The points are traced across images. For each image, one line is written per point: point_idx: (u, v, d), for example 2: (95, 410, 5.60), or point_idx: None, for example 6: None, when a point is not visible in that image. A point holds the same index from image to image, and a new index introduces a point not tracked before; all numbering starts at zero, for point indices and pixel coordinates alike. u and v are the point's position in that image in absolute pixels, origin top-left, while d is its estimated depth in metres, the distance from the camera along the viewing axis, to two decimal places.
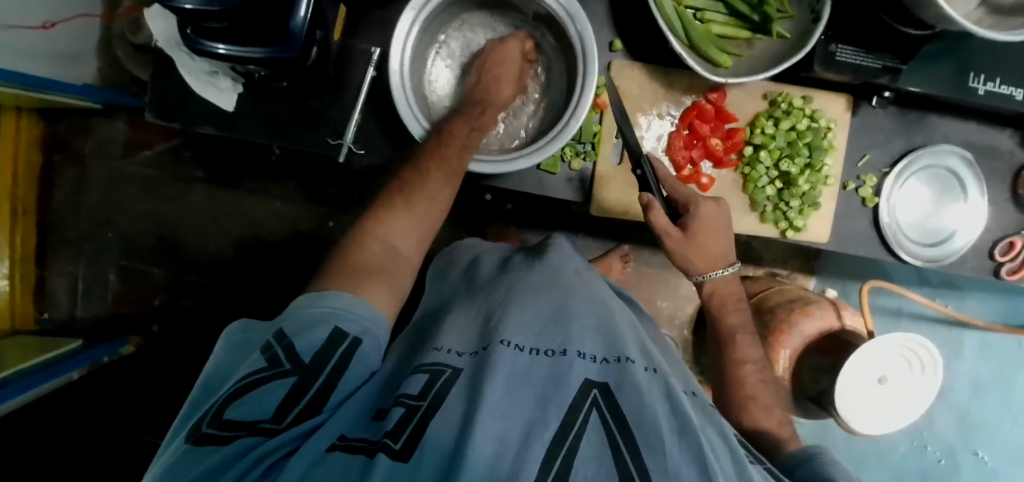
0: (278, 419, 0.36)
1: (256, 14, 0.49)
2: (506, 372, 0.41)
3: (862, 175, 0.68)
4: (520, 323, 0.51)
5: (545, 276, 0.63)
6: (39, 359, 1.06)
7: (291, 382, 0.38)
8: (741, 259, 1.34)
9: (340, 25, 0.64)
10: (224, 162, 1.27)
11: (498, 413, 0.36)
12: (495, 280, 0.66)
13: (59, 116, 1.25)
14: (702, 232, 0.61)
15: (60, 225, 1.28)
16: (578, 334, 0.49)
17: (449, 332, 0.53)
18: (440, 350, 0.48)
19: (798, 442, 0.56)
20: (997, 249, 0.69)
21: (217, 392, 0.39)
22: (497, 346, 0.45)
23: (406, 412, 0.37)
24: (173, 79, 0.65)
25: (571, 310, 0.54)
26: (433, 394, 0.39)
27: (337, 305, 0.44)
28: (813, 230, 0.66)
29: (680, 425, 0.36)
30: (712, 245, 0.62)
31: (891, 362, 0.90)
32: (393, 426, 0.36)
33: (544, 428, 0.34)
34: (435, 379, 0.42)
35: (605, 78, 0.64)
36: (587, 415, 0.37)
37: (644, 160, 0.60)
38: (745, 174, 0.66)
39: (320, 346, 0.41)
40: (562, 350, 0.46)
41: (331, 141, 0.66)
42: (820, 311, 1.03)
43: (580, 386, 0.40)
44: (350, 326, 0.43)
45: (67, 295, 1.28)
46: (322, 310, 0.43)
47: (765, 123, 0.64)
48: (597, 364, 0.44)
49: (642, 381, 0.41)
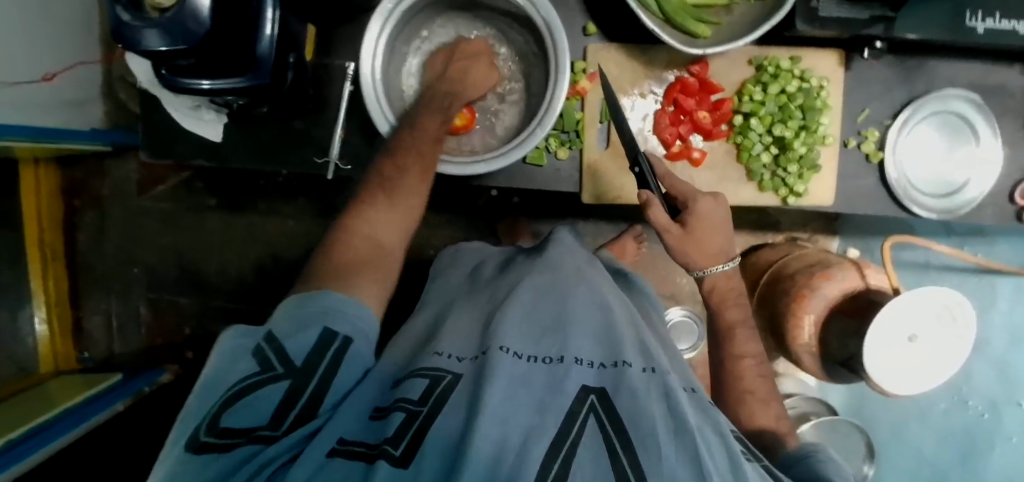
0: (275, 425, 0.37)
1: (226, 47, 0.50)
2: (504, 376, 0.40)
3: (863, 130, 0.65)
4: (518, 329, 0.50)
5: (545, 277, 0.62)
6: (79, 397, 1.10)
7: (286, 386, 0.39)
8: (758, 227, 1.31)
9: (312, 46, 0.64)
10: (234, 188, 1.30)
11: (498, 418, 0.35)
12: (495, 283, 0.66)
13: (74, 161, 1.30)
14: (703, 225, 0.60)
15: (90, 266, 1.33)
16: (576, 338, 0.48)
17: (449, 336, 0.53)
18: (439, 356, 0.48)
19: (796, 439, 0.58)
20: (1016, 192, 0.66)
21: (211, 394, 0.39)
22: (496, 352, 0.44)
23: (406, 416, 0.37)
24: (160, 116, 0.67)
25: (570, 312, 0.53)
26: (433, 398, 0.39)
27: (333, 305, 0.45)
28: (815, 194, 0.64)
29: (677, 426, 0.36)
30: (715, 235, 0.61)
31: (923, 321, 0.86)
32: (393, 431, 0.36)
33: (541, 437, 0.34)
34: (437, 383, 0.42)
35: (581, 63, 0.63)
36: (584, 421, 0.37)
37: (643, 156, 0.57)
38: (738, 144, 0.64)
39: (312, 348, 0.41)
40: (560, 357, 0.45)
41: (317, 160, 0.67)
42: (841, 273, 0.98)
43: (576, 392, 0.40)
44: (340, 327, 0.44)
45: (104, 332, 1.34)
46: (311, 312, 0.44)
47: (753, 89, 0.62)
48: (594, 369, 0.44)
49: (638, 382, 0.40)
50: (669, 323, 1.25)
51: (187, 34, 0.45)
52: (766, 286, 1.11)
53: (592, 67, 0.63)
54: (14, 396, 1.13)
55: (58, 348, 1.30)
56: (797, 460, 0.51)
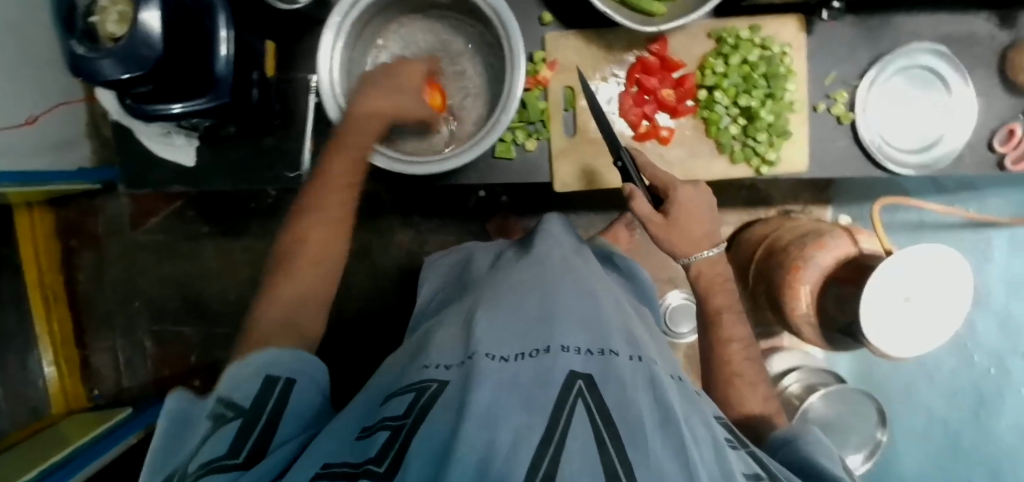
0: (234, 454, 0.37)
1: (180, 70, 0.51)
2: (490, 377, 0.40)
3: (831, 93, 0.65)
4: (502, 331, 0.49)
5: (532, 273, 0.62)
6: (92, 434, 1.12)
7: (238, 425, 0.40)
8: (750, 202, 1.31)
9: (272, 61, 0.64)
10: (226, 213, 1.31)
11: (484, 421, 0.35)
12: (483, 281, 0.66)
13: (67, 202, 1.31)
14: (686, 213, 0.59)
15: (91, 304, 1.34)
16: (563, 328, 0.49)
17: (437, 345, 0.54)
18: (428, 368, 0.49)
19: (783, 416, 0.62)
20: (996, 139, 0.66)
21: (168, 461, 0.39)
22: (480, 357, 0.44)
23: (390, 433, 0.38)
24: (133, 148, 0.68)
25: (557, 305, 0.53)
26: (416, 412, 0.40)
27: (266, 360, 0.46)
28: (788, 160, 0.63)
29: (663, 419, 0.39)
30: (701, 222, 0.61)
31: (920, 279, 0.85)
32: (376, 451, 0.37)
33: (532, 432, 0.34)
34: (421, 395, 0.43)
35: (540, 53, 0.63)
36: (574, 405, 0.37)
37: (622, 150, 0.58)
38: (705, 118, 0.64)
39: (256, 395, 0.43)
40: (546, 347, 0.46)
41: (289, 175, 0.68)
42: (834, 240, 0.96)
43: (565, 379, 0.41)
44: (280, 370, 0.46)
45: (112, 369, 1.34)
46: (249, 366, 0.45)
47: (714, 62, 0.62)
48: (582, 355, 0.45)
49: (626, 373, 0.43)
50: (669, 307, 1.25)
51: (139, 61, 0.46)
52: (760, 261, 1.11)
53: (552, 56, 0.63)
54: (27, 440, 1.15)
55: (67, 389, 1.31)
56: (784, 443, 0.55)
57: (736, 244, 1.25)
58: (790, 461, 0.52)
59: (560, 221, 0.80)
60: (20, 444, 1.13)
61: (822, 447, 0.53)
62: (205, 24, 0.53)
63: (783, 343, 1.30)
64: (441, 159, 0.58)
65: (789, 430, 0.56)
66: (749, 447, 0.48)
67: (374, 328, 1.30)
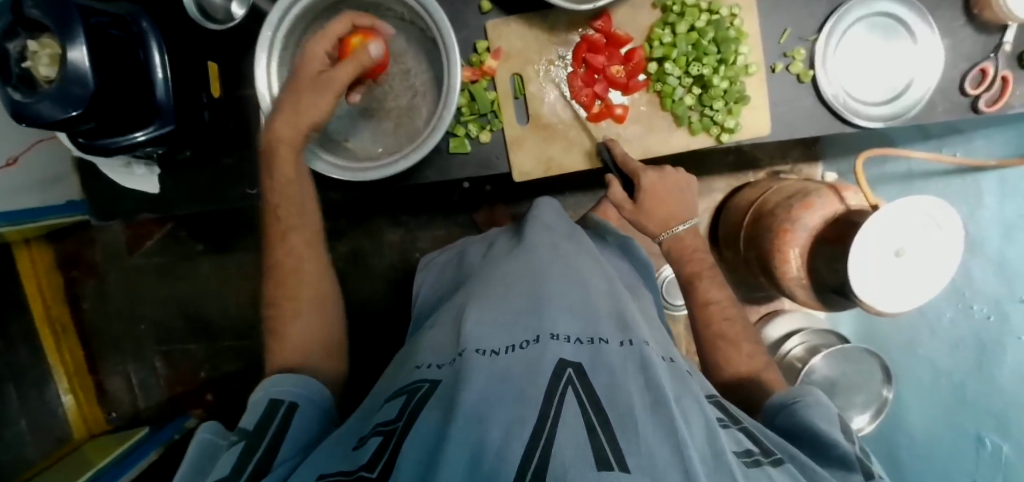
0: (238, 472, 0.38)
1: (119, 103, 0.52)
2: (479, 374, 0.40)
3: (788, 51, 0.62)
4: (493, 323, 0.50)
5: (519, 264, 0.62)
6: (113, 454, 1.16)
7: (243, 446, 0.41)
8: (739, 166, 1.28)
9: (216, 82, 0.64)
10: (218, 230, 1.33)
11: (474, 418, 0.35)
12: (475, 275, 0.67)
13: (64, 235, 1.33)
14: (656, 195, 0.60)
15: (99, 331, 1.38)
16: (552, 316, 0.49)
17: (430, 346, 0.55)
18: (421, 368, 0.50)
19: (773, 384, 0.60)
20: (969, 82, 0.65)
21: None
22: (470, 354, 0.44)
23: (382, 439, 0.39)
24: (101, 180, 0.70)
25: (545, 293, 0.53)
26: (408, 413, 0.42)
27: (271, 388, 0.49)
28: (749, 126, 0.62)
29: (654, 401, 0.37)
30: (675, 201, 0.61)
31: (909, 231, 0.83)
32: (368, 457, 0.37)
33: (524, 426, 0.34)
34: (412, 398, 0.44)
35: (483, 43, 0.62)
36: (564, 395, 0.38)
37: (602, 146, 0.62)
38: (658, 91, 0.62)
39: (260, 419, 0.45)
40: (535, 337, 0.46)
41: (250, 192, 0.68)
42: (820, 199, 0.93)
43: (554, 368, 0.41)
44: (283, 394, 0.48)
45: (125, 392, 1.38)
46: (257, 398, 0.48)
47: (661, 33, 0.60)
48: (572, 343, 0.45)
49: (615, 360, 0.43)
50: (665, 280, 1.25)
51: (75, 99, 0.47)
52: (749, 229, 1.08)
53: (495, 44, 0.62)
54: (50, 467, 1.19)
55: (86, 415, 1.35)
56: (781, 409, 0.53)
57: (725, 210, 1.23)
58: (790, 427, 0.50)
59: (551, 203, 0.77)
60: (46, 470, 1.17)
61: (820, 410, 0.51)
62: (139, 54, 0.54)
63: (784, 305, 1.32)
64: (392, 161, 0.58)
65: (788, 394, 0.55)
66: (745, 425, 0.47)
67: (375, 329, 1.32)
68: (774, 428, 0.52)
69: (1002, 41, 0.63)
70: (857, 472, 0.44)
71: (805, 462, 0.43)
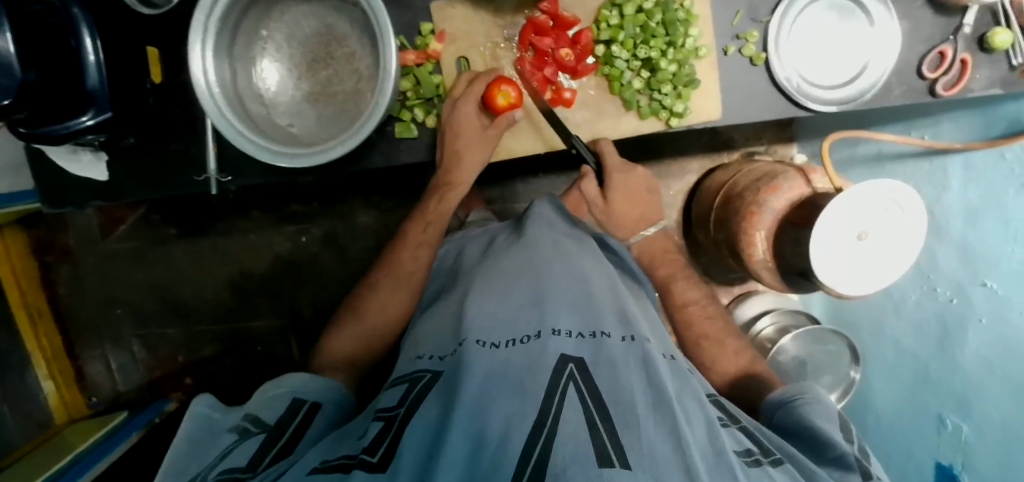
0: (254, 464, 0.42)
1: (50, 90, 0.51)
2: (480, 367, 0.41)
3: (741, 33, 0.61)
4: (495, 316, 0.50)
5: (521, 258, 0.60)
6: (94, 437, 1.18)
7: (262, 438, 0.46)
8: (714, 148, 1.28)
9: (155, 67, 0.63)
10: (190, 214, 1.32)
11: (475, 411, 0.36)
12: (475, 268, 0.64)
13: (36, 220, 1.33)
14: (627, 194, 0.69)
15: (76, 315, 1.39)
16: (554, 310, 0.49)
17: (429, 335, 0.56)
18: (421, 358, 0.51)
19: (731, 370, 0.61)
20: (926, 65, 0.63)
21: (200, 461, 0.43)
22: (470, 345, 0.45)
23: (382, 425, 0.40)
24: (48, 167, 0.69)
25: (548, 285, 0.53)
26: (409, 401, 0.43)
27: (294, 386, 0.54)
28: (700, 109, 0.62)
29: (655, 399, 0.38)
30: (643, 202, 0.71)
31: (867, 214, 0.81)
32: (369, 442, 0.39)
33: (523, 419, 0.34)
34: (414, 385, 0.45)
35: (427, 25, 0.62)
36: (565, 391, 0.37)
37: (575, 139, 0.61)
38: (607, 74, 0.62)
39: (281, 416, 0.50)
40: (537, 333, 0.45)
41: (198, 178, 0.68)
42: (788, 182, 0.93)
43: (556, 365, 0.40)
44: (306, 395, 0.54)
45: (106, 376, 1.40)
46: (280, 391, 0.53)
47: (608, 14, 0.59)
48: (573, 339, 0.45)
49: (618, 355, 0.43)
50: None
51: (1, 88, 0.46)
52: (719, 208, 1.09)
53: (439, 27, 0.62)
54: (35, 450, 1.21)
55: (67, 400, 1.36)
56: (780, 403, 0.52)
57: (698, 192, 1.23)
58: (786, 422, 0.49)
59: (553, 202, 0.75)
60: (29, 453, 1.19)
61: (820, 409, 0.49)
62: (70, 41, 0.52)
63: (757, 288, 1.33)
64: (330, 145, 0.56)
65: (789, 390, 0.53)
66: (742, 423, 0.45)
67: None
68: (770, 423, 0.52)
69: (962, 23, 0.62)
70: (856, 472, 0.41)
71: (803, 460, 0.41)
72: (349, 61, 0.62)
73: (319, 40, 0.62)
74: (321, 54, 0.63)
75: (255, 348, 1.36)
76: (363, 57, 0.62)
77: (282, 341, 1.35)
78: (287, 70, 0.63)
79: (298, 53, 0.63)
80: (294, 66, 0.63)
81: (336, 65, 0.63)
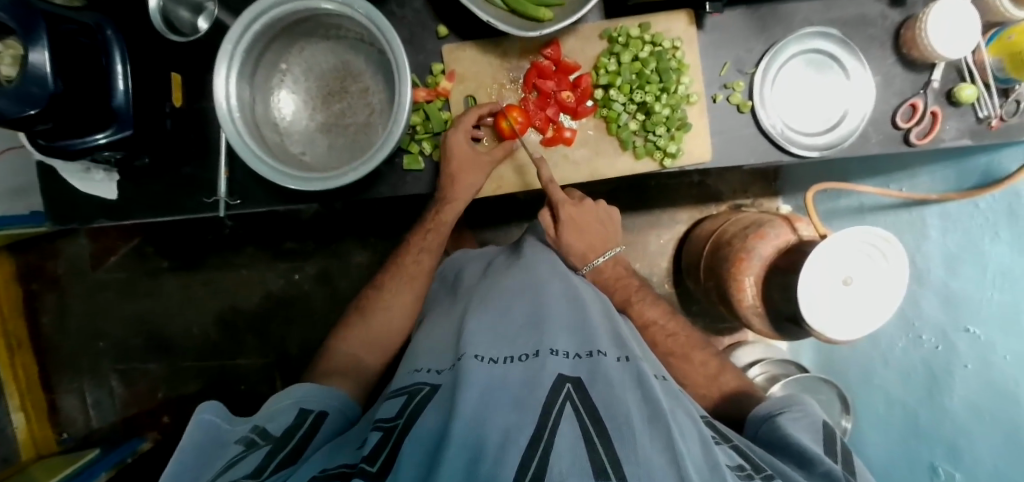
0: (258, 472, 0.41)
1: (76, 106, 0.53)
2: (478, 381, 0.41)
3: (728, 83, 0.66)
4: (494, 335, 0.50)
5: (520, 278, 0.61)
6: (61, 475, 1.12)
7: (267, 448, 0.45)
8: (703, 199, 1.33)
9: (178, 93, 0.66)
10: (186, 247, 1.32)
11: (474, 423, 0.36)
12: (474, 287, 0.65)
13: (28, 247, 1.32)
14: (577, 226, 0.69)
15: (55, 347, 1.35)
16: (552, 331, 0.49)
17: (426, 351, 0.56)
18: (419, 371, 0.51)
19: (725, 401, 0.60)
20: (900, 116, 0.68)
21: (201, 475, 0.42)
22: (468, 359, 0.45)
23: (383, 434, 0.40)
24: (56, 186, 0.70)
25: (547, 307, 0.54)
26: (408, 413, 0.43)
27: (299, 397, 0.55)
28: (692, 152, 0.66)
29: (651, 415, 0.38)
30: (594, 232, 0.71)
31: (851, 260, 0.83)
32: (370, 450, 0.38)
33: (520, 433, 0.34)
34: (413, 398, 0.45)
35: (439, 66, 0.67)
36: (562, 409, 0.37)
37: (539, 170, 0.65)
38: (604, 116, 0.67)
39: (286, 427, 0.49)
40: (535, 352, 0.46)
41: (207, 200, 0.69)
42: (773, 230, 0.96)
43: (553, 383, 0.41)
44: (312, 405, 0.54)
45: (79, 411, 1.34)
46: (282, 404, 0.53)
47: (607, 62, 0.65)
48: (570, 359, 0.45)
49: (614, 373, 0.43)
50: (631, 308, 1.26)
51: (32, 98, 0.48)
52: (708, 256, 1.11)
53: (449, 68, 0.67)
54: None
55: (35, 434, 1.30)
56: (766, 419, 0.51)
57: (690, 239, 1.26)
58: (771, 438, 0.49)
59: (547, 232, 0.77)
60: None
61: (804, 423, 0.49)
62: (101, 60, 0.55)
63: (747, 338, 1.33)
64: (341, 172, 0.59)
65: (774, 405, 0.53)
66: (735, 441, 0.45)
67: None
68: (756, 439, 0.51)
69: (930, 79, 0.67)
70: None
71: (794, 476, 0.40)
72: (363, 96, 0.66)
73: (335, 74, 0.67)
74: (336, 87, 0.67)
75: (238, 387, 1.31)
76: (377, 94, 0.66)
77: (266, 381, 1.31)
78: (303, 101, 0.67)
79: (314, 86, 0.67)
80: (309, 97, 0.67)
81: (349, 98, 0.66)
